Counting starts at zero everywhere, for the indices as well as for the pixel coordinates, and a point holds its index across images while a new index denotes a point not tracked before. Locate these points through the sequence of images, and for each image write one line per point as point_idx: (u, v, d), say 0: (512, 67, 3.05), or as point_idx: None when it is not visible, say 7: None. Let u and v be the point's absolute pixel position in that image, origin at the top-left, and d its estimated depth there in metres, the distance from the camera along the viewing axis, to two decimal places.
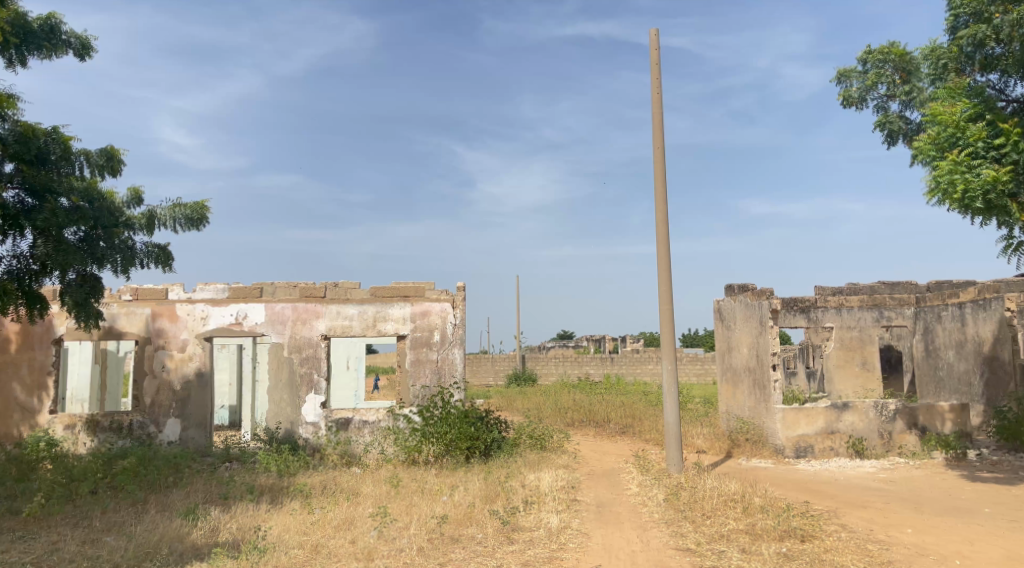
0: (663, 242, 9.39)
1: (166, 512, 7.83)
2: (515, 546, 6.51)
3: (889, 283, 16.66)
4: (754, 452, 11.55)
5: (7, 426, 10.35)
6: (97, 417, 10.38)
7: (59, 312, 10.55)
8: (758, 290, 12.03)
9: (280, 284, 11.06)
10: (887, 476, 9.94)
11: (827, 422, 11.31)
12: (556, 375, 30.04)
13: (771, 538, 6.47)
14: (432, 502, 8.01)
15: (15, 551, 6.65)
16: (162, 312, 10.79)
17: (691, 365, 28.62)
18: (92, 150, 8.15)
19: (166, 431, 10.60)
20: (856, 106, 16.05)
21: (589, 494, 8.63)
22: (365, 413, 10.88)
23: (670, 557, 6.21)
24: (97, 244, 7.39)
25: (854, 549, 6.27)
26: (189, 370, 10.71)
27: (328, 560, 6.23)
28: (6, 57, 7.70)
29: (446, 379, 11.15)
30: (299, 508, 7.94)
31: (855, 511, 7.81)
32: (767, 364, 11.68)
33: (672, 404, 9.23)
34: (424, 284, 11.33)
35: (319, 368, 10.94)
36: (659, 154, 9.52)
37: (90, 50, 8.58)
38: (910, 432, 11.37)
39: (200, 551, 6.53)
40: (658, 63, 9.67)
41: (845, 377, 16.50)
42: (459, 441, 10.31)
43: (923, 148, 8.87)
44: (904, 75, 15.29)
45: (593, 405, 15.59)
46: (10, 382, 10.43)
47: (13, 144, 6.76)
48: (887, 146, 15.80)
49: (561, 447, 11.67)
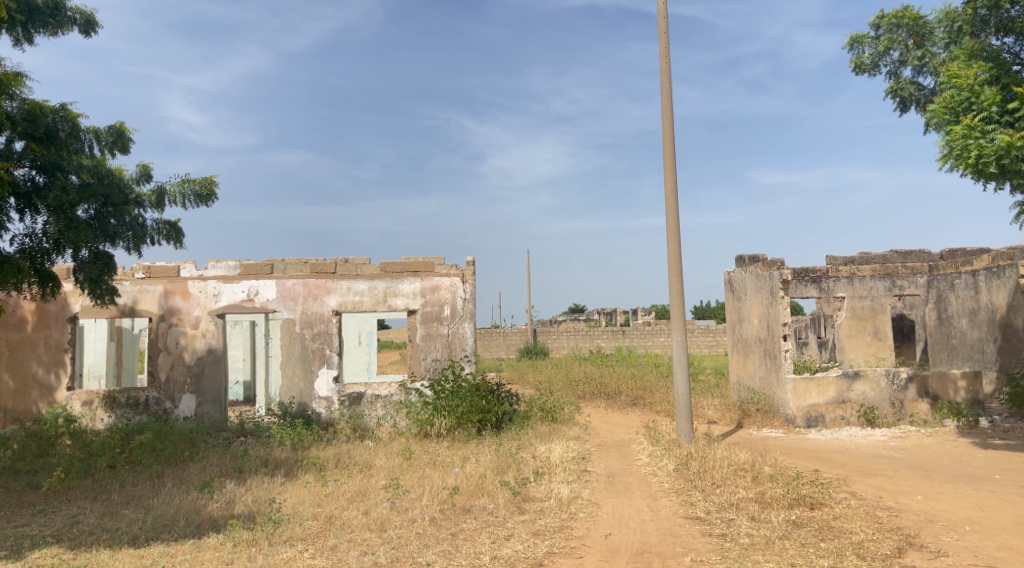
0: (672, 213, 9.30)
1: (182, 485, 7.98)
2: (526, 516, 6.58)
3: (902, 252, 16.50)
4: (764, 422, 11.58)
5: (27, 402, 10.52)
6: (113, 393, 10.52)
7: (72, 290, 10.66)
8: (769, 260, 11.95)
9: (291, 260, 11.12)
10: (898, 444, 9.94)
11: (838, 391, 11.29)
12: (567, 349, 30.18)
13: (780, 506, 6.50)
14: (444, 474, 8.10)
15: (36, 524, 6.79)
16: (174, 290, 10.84)
17: (702, 337, 28.64)
18: (101, 128, 8.13)
19: (182, 406, 10.74)
20: (868, 73, 15.80)
21: (600, 465, 8.70)
22: (377, 388, 10.99)
23: (680, 525, 6.26)
24: (108, 222, 7.41)
25: (863, 516, 6.29)
26: (202, 347, 10.81)
27: (342, 531, 6.33)
28: (12, 35, 7.64)
29: (457, 352, 11.21)
30: (313, 480, 8.05)
31: (865, 479, 7.83)
32: (778, 334, 11.62)
33: (682, 376, 9.23)
34: (434, 259, 11.37)
35: (332, 343, 11.01)
36: (667, 125, 9.41)
37: (95, 25, 8.56)
38: (922, 400, 11.32)
39: (216, 522, 6.65)
40: (667, 32, 9.49)
41: (856, 346, 16.37)
42: (471, 414, 10.39)
43: (937, 113, 8.70)
44: (917, 40, 14.96)
45: (604, 378, 15.67)
46: (28, 360, 10.58)
47: (22, 121, 6.74)
48: (899, 113, 15.54)
49: (572, 419, 11.73)
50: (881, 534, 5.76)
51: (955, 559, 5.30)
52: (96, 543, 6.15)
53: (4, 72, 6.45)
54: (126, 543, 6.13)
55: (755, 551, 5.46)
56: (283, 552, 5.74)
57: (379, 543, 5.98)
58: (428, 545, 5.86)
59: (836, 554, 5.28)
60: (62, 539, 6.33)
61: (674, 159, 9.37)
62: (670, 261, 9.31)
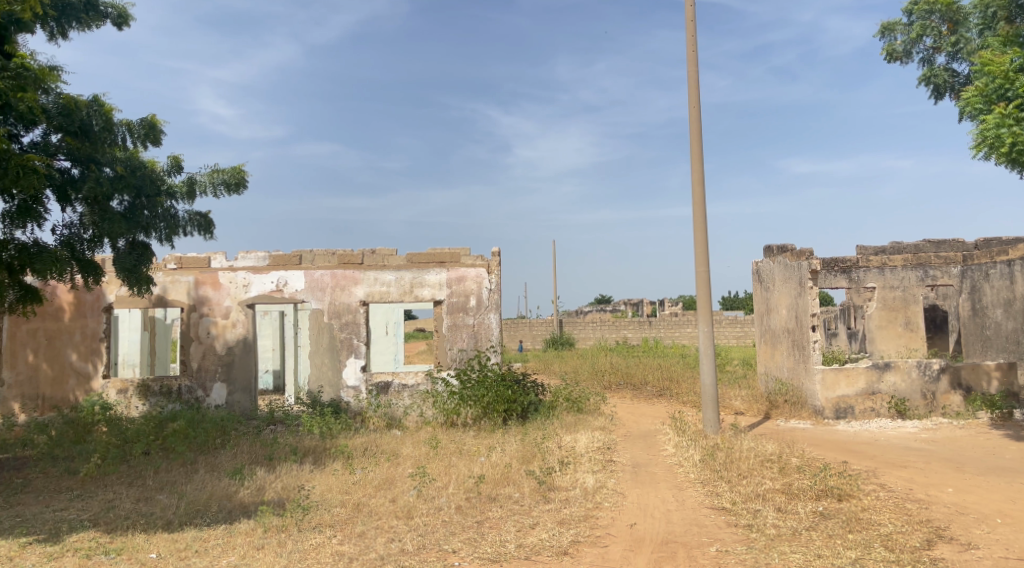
0: (699, 202, 9.22)
1: (214, 471, 8.17)
2: (552, 505, 6.62)
3: (935, 241, 16.17)
4: (792, 414, 11.48)
5: (64, 391, 10.81)
6: (147, 382, 10.76)
7: (108, 281, 10.91)
8: (798, 250, 11.81)
9: (319, 251, 11.26)
10: (929, 436, 9.76)
11: (868, 382, 11.12)
12: (593, 340, 30.12)
13: (808, 498, 6.46)
14: (470, 462, 8.16)
15: (74, 509, 7.01)
16: (205, 280, 11.04)
17: (730, 327, 28.48)
18: (133, 121, 8.28)
19: (213, 395, 10.95)
20: (900, 60, 15.48)
21: (625, 455, 8.70)
22: (404, 377, 11.08)
23: (705, 516, 6.25)
24: (142, 212, 7.61)
25: (892, 508, 6.22)
26: (233, 336, 11.00)
27: (369, 518, 6.44)
28: (46, 31, 7.86)
29: (483, 342, 11.27)
30: (341, 468, 8.17)
31: (895, 471, 7.73)
32: (807, 325, 11.46)
33: (708, 366, 9.16)
34: (460, 250, 11.42)
35: (359, 333, 11.13)
36: (695, 114, 9.32)
37: (128, 19, 8.73)
38: (954, 391, 11.13)
39: (247, 508, 6.80)
40: (694, 20, 9.37)
41: (887, 338, 16.07)
42: (497, 404, 10.44)
43: (970, 100, 8.53)
44: (951, 25, 14.61)
45: (631, 369, 15.68)
46: (65, 349, 10.86)
47: (57, 116, 6.85)
48: (934, 100, 15.18)
49: (597, 409, 11.72)
50: (910, 527, 5.68)
51: (985, 552, 5.22)
52: (132, 528, 6.33)
53: (41, 68, 6.61)
54: (160, 528, 6.30)
55: (781, 542, 5.44)
56: (312, 539, 5.86)
57: (406, 530, 6.07)
58: (454, 533, 5.94)
59: (864, 545, 5.24)
60: (98, 523, 6.53)
61: (701, 149, 9.28)
62: (696, 251, 9.24)
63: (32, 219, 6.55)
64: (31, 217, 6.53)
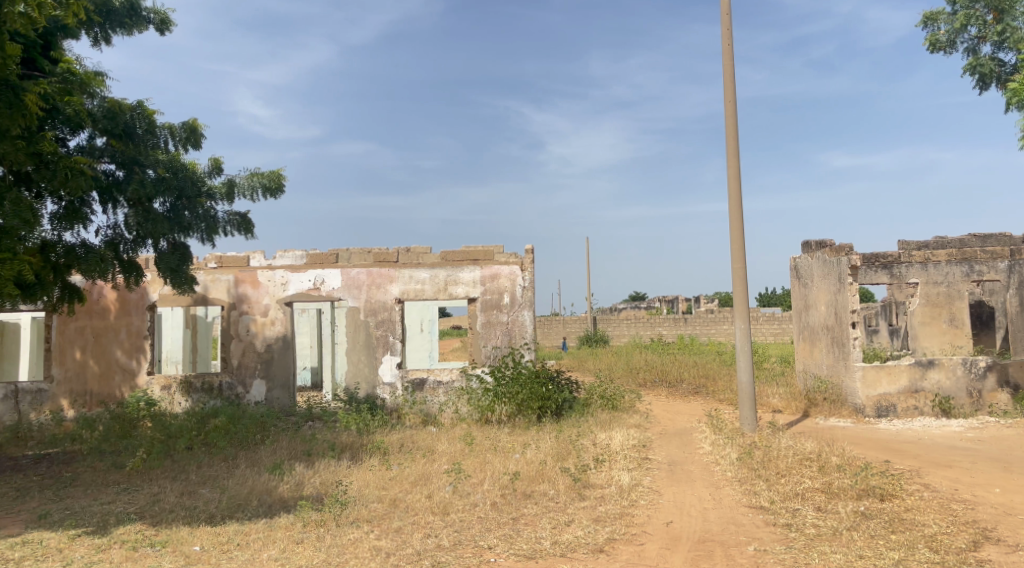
0: (735, 198, 9.11)
1: (254, 467, 8.34)
2: (587, 502, 6.62)
3: (981, 236, 15.72)
4: (832, 412, 11.26)
5: (110, 386, 11.14)
6: (190, 379, 11.04)
7: (152, 280, 11.21)
8: (837, 246, 11.60)
9: (355, 250, 11.41)
10: (975, 435, 9.50)
11: (911, 380, 10.87)
12: (628, 337, 29.96)
13: (849, 497, 6.35)
14: (505, 459, 8.19)
15: (121, 502, 7.23)
16: (244, 278, 11.27)
17: (768, 325, 28.09)
18: (174, 124, 8.46)
19: (253, 391, 11.17)
20: (944, 50, 15.06)
21: (661, 453, 8.65)
22: (439, 374, 11.17)
23: (743, 515, 6.18)
24: (183, 214, 7.81)
25: (937, 508, 6.07)
26: (272, 334, 11.21)
27: (405, 514, 6.51)
28: (91, 36, 8.11)
29: (517, 340, 11.31)
30: (378, 464, 8.28)
31: (939, 470, 7.55)
32: (846, 321, 11.25)
33: (745, 364, 9.05)
34: (494, 247, 11.46)
35: (395, 330, 11.25)
36: (730, 108, 9.20)
37: (169, 24, 8.92)
38: (1002, 389, 10.85)
39: (286, 503, 6.94)
40: (728, 14, 9.25)
41: (930, 334, 15.78)
42: (531, 401, 10.45)
43: (1018, 90, 8.25)
44: (997, 14, 14.15)
45: (666, 366, 15.56)
46: (111, 346, 11.19)
47: (102, 119, 6.98)
48: (979, 91, 14.74)
49: (632, 407, 11.65)
50: (955, 528, 5.55)
51: None
52: (176, 521, 6.51)
53: (86, 73, 6.84)
54: (204, 521, 6.47)
55: (821, 542, 5.36)
56: (350, 533, 5.95)
57: (442, 526, 6.13)
58: (489, 529, 5.98)
59: (907, 546, 5.13)
60: (144, 516, 6.73)
61: (737, 144, 9.16)
62: (732, 247, 9.14)
63: (79, 220, 6.77)
64: (76, 218, 6.75)
